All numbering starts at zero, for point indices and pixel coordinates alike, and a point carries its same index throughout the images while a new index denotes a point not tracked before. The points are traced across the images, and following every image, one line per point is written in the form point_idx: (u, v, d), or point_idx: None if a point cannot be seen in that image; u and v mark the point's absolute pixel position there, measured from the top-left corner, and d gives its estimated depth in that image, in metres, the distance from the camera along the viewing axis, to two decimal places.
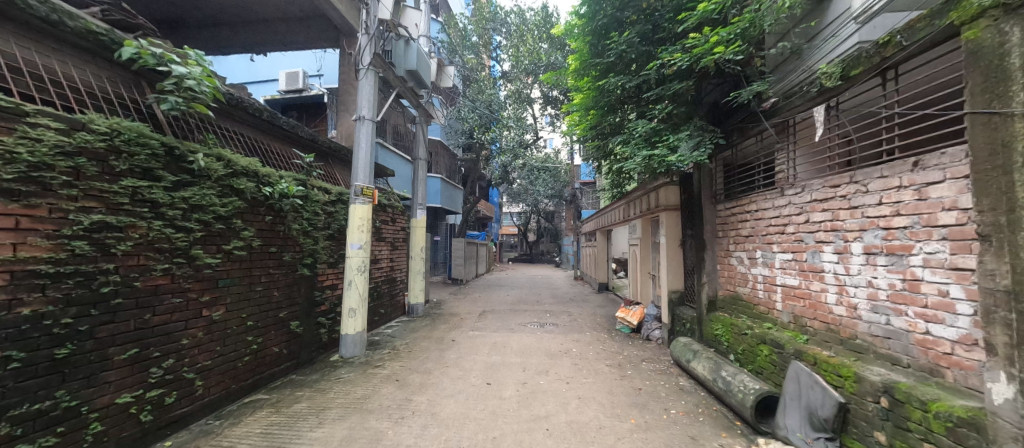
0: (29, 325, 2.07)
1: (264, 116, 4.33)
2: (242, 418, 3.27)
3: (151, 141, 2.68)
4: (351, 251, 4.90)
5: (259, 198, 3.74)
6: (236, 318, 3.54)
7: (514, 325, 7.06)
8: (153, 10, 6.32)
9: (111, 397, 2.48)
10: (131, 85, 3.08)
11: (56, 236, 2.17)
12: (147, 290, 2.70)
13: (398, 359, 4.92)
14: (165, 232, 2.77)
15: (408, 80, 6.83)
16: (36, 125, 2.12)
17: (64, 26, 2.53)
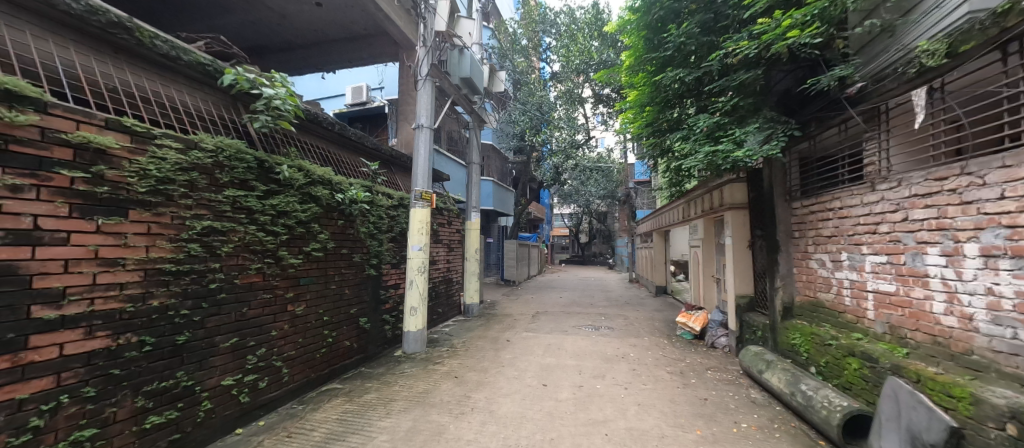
0: (157, 315, 2.44)
1: (336, 128, 4.72)
2: (320, 404, 3.59)
3: (247, 156, 3.05)
4: (412, 252, 5.17)
5: (333, 203, 4.09)
6: (315, 313, 3.90)
7: (567, 327, 7.01)
8: (242, 39, 7.15)
9: (217, 380, 2.85)
10: (230, 107, 3.52)
11: (175, 239, 2.54)
12: (244, 287, 3.06)
13: (456, 356, 5.11)
14: (258, 235, 3.14)
15: (462, 87, 7.08)
16: (162, 145, 2.49)
17: (181, 60, 2.96)
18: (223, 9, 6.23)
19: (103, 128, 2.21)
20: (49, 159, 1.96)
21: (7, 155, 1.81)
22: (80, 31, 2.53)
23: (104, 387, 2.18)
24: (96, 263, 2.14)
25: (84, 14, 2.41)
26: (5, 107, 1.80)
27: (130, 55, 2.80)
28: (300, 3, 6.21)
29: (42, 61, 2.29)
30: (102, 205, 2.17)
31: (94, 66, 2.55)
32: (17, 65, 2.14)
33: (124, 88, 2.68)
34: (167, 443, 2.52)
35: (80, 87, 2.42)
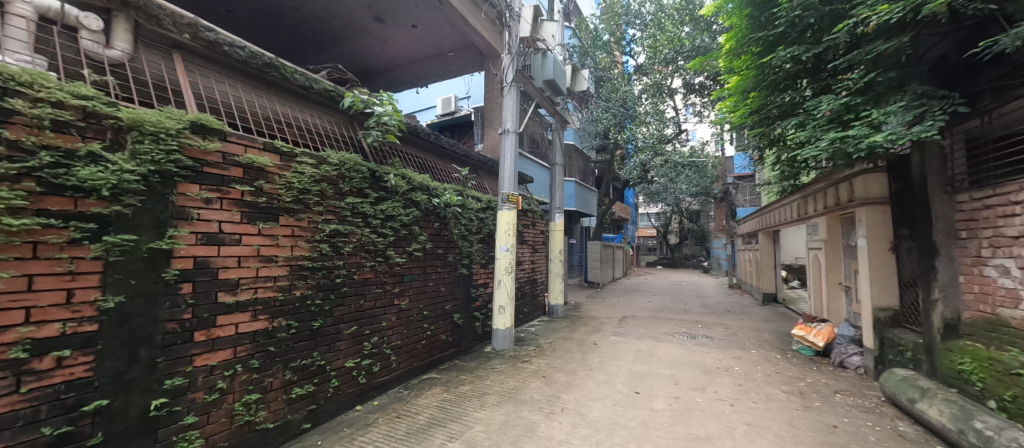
0: (299, 303, 2.91)
1: (431, 138, 5.12)
2: (421, 391, 3.93)
3: (363, 167, 3.47)
4: (500, 253, 5.34)
5: (431, 207, 4.45)
6: (417, 308, 4.28)
7: (658, 333, 6.60)
8: (352, 64, 8.13)
9: (342, 361, 3.30)
10: (349, 126, 4.03)
11: (311, 240, 3.00)
12: (361, 282, 3.49)
13: (543, 356, 5.17)
14: (371, 237, 3.55)
15: (545, 90, 7.15)
16: (301, 161, 2.95)
17: (313, 89, 3.49)
18: (338, 39, 7.17)
19: (262, 149, 2.68)
20: (227, 176, 2.45)
21: (201, 175, 2.31)
22: (243, 72, 3.11)
23: (264, 360, 2.67)
24: (258, 259, 2.63)
25: (246, 58, 2.97)
26: (200, 138, 2.29)
27: (278, 89, 3.38)
28: (399, 28, 6.88)
29: (220, 99, 2.86)
30: (261, 212, 2.65)
31: (253, 99, 3.11)
32: (206, 103, 2.71)
33: (274, 116, 3.22)
34: (307, 412, 2.99)
35: (245, 117, 2.97)
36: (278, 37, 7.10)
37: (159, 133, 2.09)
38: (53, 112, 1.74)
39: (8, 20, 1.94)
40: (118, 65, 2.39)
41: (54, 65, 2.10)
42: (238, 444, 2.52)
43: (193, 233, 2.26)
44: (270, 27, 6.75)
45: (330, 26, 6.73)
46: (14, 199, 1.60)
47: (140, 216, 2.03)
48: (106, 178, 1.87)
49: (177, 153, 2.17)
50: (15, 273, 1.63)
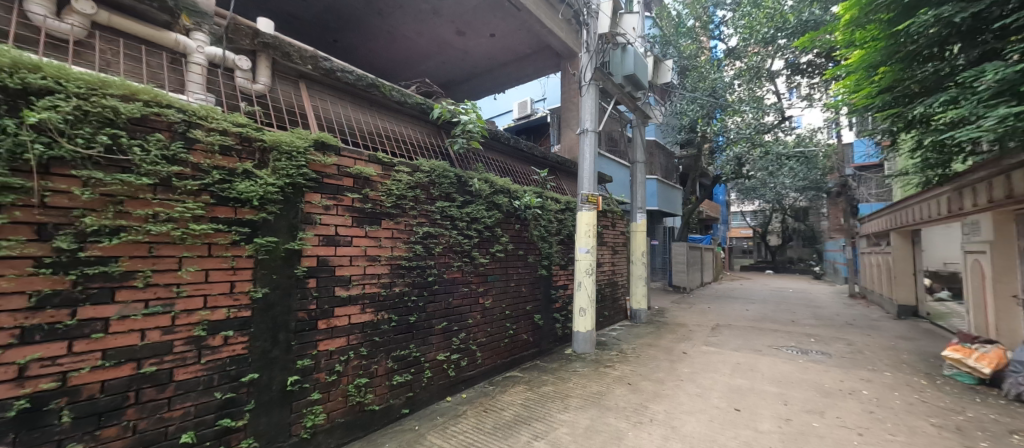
0: (398, 299, 3.20)
1: (511, 142, 5.26)
2: (505, 388, 4.04)
3: (451, 174, 3.69)
4: (580, 254, 5.25)
5: (512, 209, 4.56)
6: (500, 307, 4.41)
7: (760, 346, 5.93)
8: (435, 76, 8.66)
9: (434, 354, 3.54)
10: (438, 135, 4.31)
11: (407, 241, 3.29)
12: (449, 281, 3.72)
13: (627, 362, 4.97)
14: (458, 239, 3.76)
15: (626, 86, 6.87)
16: (399, 170, 3.24)
17: (408, 103, 3.80)
18: (423, 54, 7.70)
19: (367, 161, 3.00)
20: (341, 186, 2.80)
21: (322, 185, 2.67)
22: (352, 94, 3.52)
23: (371, 349, 2.98)
24: (365, 258, 2.95)
25: (354, 81, 3.36)
26: (320, 153, 2.65)
27: (379, 106, 3.75)
28: (478, 39, 7.19)
29: (335, 119, 3.27)
30: (367, 216, 2.97)
31: (360, 117, 3.50)
32: (324, 124, 3.13)
33: (376, 131, 3.59)
34: (405, 399, 3.27)
35: (354, 133, 3.35)
36: (373, 59, 7.88)
37: (292, 151, 2.46)
38: (220, 138, 2.16)
39: (190, 68, 2.51)
40: (262, 97, 2.87)
41: (220, 100, 2.61)
42: (351, 421, 2.85)
43: (317, 235, 2.62)
44: (366, 50, 7.52)
45: (416, 42, 7.28)
46: (194, 210, 2.02)
47: (279, 222, 2.41)
48: (256, 190, 2.27)
49: (305, 168, 2.53)
50: (196, 268, 2.06)
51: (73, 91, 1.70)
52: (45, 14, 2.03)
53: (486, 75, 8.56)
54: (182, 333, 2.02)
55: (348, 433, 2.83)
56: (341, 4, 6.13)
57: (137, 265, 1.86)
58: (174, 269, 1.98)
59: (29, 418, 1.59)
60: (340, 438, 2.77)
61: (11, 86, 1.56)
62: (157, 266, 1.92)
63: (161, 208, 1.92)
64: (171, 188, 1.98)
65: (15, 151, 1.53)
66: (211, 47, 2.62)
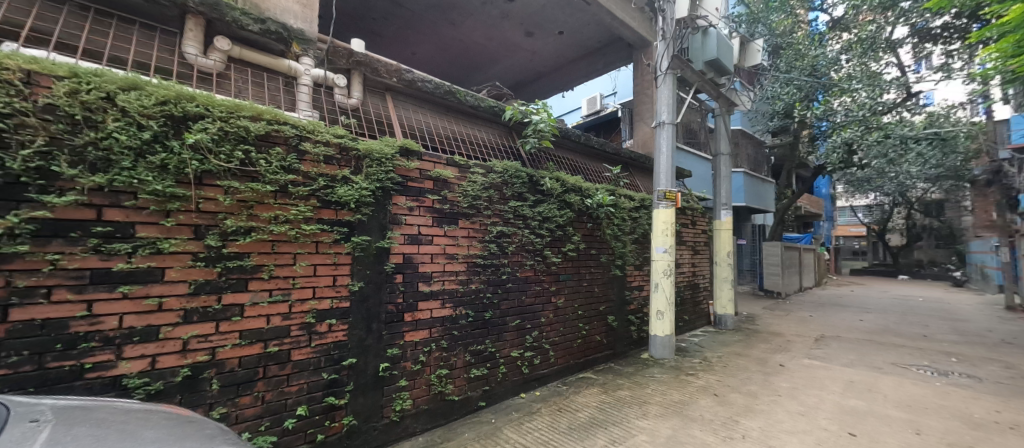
0: (474, 295, 3.33)
1: (581, 139, 5.18)
2: (579, 389, 3.99)
3: (523, 173, 3.75)
4: (657, 254, 4.97)
5: (584, 208, 4.49)
6: (572, 307, 4.37)
7: (879, 363, 5.10)
8: (504, 79, 8.85)
9: (508, 351, 3.63)
10: (509, 136, 4.41)
11: (482, 240, 3.41)
12: (522, 279, 3.77)
13: (712, 372, 4.60)
14: (530, 238, 3.80)
15: (708, 72, 6.31)
16: (474, 172, 3.37)
17: (481, 107, 3.96)
18: (492, 58, 7.92)
19: (445, 164, 3.18)
20: (423, 188, 3.00)
21: (406, 188, 2.89)
22: (431, 102, 3.75)
23: (450, 342, 3.15)
24: (444, 256, 3.12)
25: (433, 89, 3.58)
26: (404, 159, 2.87)
27: (454, 112, 3.95)
28: (547, 38, 7.20)
29: (416, 126, 3.50)
30: (446, 216, 3.14)
31: (438, 124, 3.71)
32: (407, 131, 3.36)
33: (452, 135, 3.77)
34: (481, 392, 3.40)
35: (433, 139, 3.56)
36: (446, 67, 8.30)
37: (382, 158, 2.70)
38: (324, 149, 2.44)
39: (300, 89, 2.87)
40: (355, 110, 3.18)
41: (323, 115, 2.94)
42: (435, 408, 3.04)
43: (403, 234, 2.84)
44: (440, 59, 7.94)
45: (486, 48, 7.51)
46: (306, 213, 2.32)
47: (371, 222, 2.66)
48: (353, 195, 2.53)
49: (392, 173, 2.77)
50: (307, 263, 2.36)
51: (218, 116, 2.05)
52: (196, 52, 2.49)
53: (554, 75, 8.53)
54: (297, 319, 2.33)
55: (431, 420, 3.02)
56: (418, 18, 6.56)
57: (263, 260, 2.19)
58: (290, 263, 2.30)
59: (189, 384, 1.95)
60: (424, 424, 2.97)
61: (175, 114, 1.93)
62: (277, 261, 2.24)
63: (280, 211, 2.24)
64: (287, 194, 2.29)
65: (179, 166, 1.90)
66: (316, 69, 2.96)
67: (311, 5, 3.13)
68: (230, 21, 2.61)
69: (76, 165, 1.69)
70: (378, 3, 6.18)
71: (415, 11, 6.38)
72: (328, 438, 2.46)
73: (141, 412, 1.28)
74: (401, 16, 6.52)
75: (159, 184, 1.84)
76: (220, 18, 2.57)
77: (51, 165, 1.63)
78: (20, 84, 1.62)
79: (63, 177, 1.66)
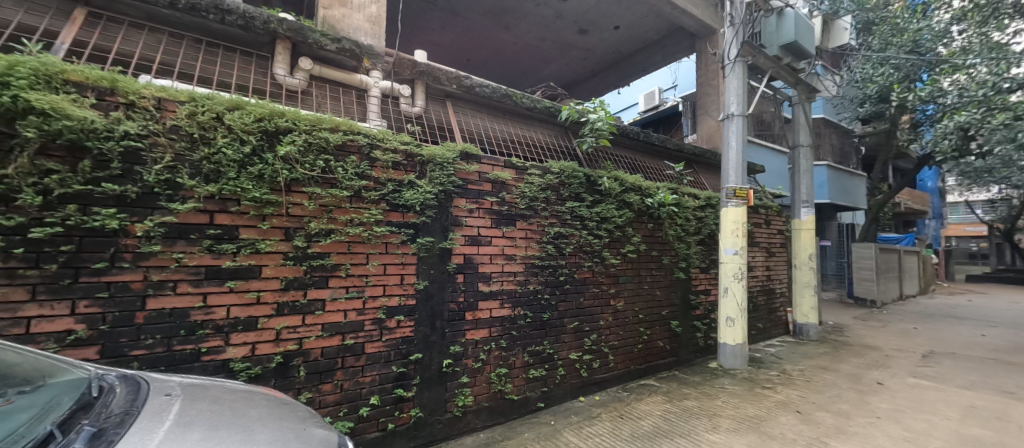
0: (532, 296, 3.35)
1: (641, 136, 4.99)
2: (641, 396, 3.84)
3: (580, 173, 3.69)
4: (725, 256, 4.61)
5: (644, 208, 4.32)
6: (632, 310, 4.22)
7: (1009, 387, 4.31)
8: (558, 78, 8.79)
9: (566, 353, 3.60)
10: (566, 136, 4.37)
11: (540, 241, 3.41)
12: (580, 281, 3.71)
13: (793, 386, 4.19)
14: (588, 239, 3.73)
15: (785, 57, 5.73)
16: (531, 173, 3.39)
17: (537, 109, 3.97)
18: (545, 58, 7.91)
19: (503, 166, 3.23)
20: (482, 191, 3.08)
21: (466, 190, 2.98)
22: (488, 106, 3.84)
23: (509, 342, 3.19)
24: (503, 257, 3.17)
25: (490, 94, 3.66)
26: (464, 162, 2.96)
27: (511, 114, 4.00)
28: (602, 35, 7.05)
29: (475, 130, 3.60)
30: (504, 218, 3.20)
31: (495, 127, 3.79)
32: (467, 136, 3.46)
33: (509, 138, 3.81)
34: (540, 393, 3.40)
35: (492, 142, 3.63)
36: (501, 71, 8.46)
37: (444, 163, 2.81)
38: (392, 155, 2.60)
39: (369, 100, 3.08)
40: (418, 117, 3.35)
41: (391, 123, 3.13)
42: (494, 406, 3.10)
43: (464, 236, 2.94)
44: (495, 63, 8.11)
45: (540, 48, 7.52)
46: (377, 215, 2.49)
47: (435, 224, 2.78)
48: (419, 198, 2.67)
49: (453, 176, 2.88)
50: (378, 262, 2.54)
51: (303, 128, 2.26)
52: (284, 73, 2.78)
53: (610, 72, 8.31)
54: (369, 314, 2.50)
55: (491, 417, 3.08)
56: (473, 25, 6.76)
57: (341, 259, 2.38)
58: (364, 262, 2.48)
59: (281, 370, 2.18)
60: (485, 421, 3.04)
61: (269, 129, 2.17)
62: (353, 260, 2.43)
63: (355, 214, 2.43)
64: (360, 198, 2.47)
65: (273, 175, 2.14)
66: (384, 81, 3.16)
67: (378, 22, 3.36)
68: (312, 42, 2.88)
69: (194, 177, 1.97)
70: (436, 14, 6.48)
71: (471, 18, 6.58)
72: (398, 428, 2.61)
73: (245, 392, 1.46)
74: (458, 24, 6.77)
75: (257, 192, 2.08)
76: (303, 41, 2.84)
77: (176, 178, 1.91)
78: (154, 110, 1.92)
79: (185, 188, 1.94)
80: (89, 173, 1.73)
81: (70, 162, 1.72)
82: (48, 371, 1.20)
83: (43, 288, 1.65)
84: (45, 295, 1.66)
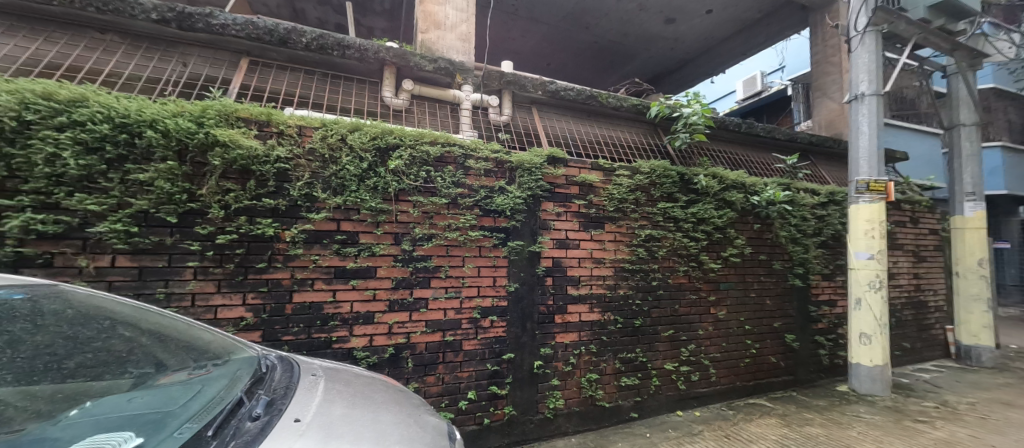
0: (622, 301, 3.23)
1: (742, 127, 4.53)
2: (750, 416, 3.45)
3: (673, 172, 3.48)
4: (857, 262, 3.92)
5: (748, 207, 3.90)
6: (737, 320, 3.82)
7: None
8: (643, 72, 8.39)
9: (661, 362, 3.40)
10: (655, 134, 4.15)
11: (630, 244, 3.29)
12: (674, 287, 3.48)
13: (960, 423, 3.38)
14: (684, 241, 3.49)
15: (935, 20, 4.68)
16: (619, 174, 3.29)
17: (623, 107, 3.86)
18: (629, 54, 7.62)
19: (590, 169, 3.19)
20: (569, 194, 3.08)
21: (553, 194, 3.01)
22: (573, 108, 3.83)
23: (600, 347, 3.13)
24: (591, 261, 3.12)
25: (575, 96, 3.66)
26: (552, 166, 2.98)
27: (596, 115, 3.94)
28: (693, 23, 6.57)
29: (561, 135, 3.61)
30: (593, 221, 3.15)
31: (581, 129, 3.77)
32: (553, 140, 3.50)
33: (595, 139, 3.76)
34: (633, 402, 3.26)
35: (578, 145, 3.61)
36: (583, 71, 8.37)
37: (532, 168, 2.88)
38: (484, 164, 2.74)
39: (462, 113, 3.29)
40: (506, 125, 3.48)
41: (481, 133, 3.30)
42: (585, 412, 3.06)
43: (552, 239, 2.96)
44: (577, 65, 8.05)
45: (623, 44, 7.27)
46: (471, 221, 2.65)
47: (524, 227, 2.86)
48: (510, 203, 2.77)
49: (541, 180, 2.92)
50: (473, 265, 2.69)
51: (408, 143, 2.50)
52: (391, 95, 3.11)
53: (703, 60, 7.69)
54: (466, 313, 2.66)
55: (583, 423, 3.04)
56: (554, 29, 6.82)
57: (441, 261, 2.59)
58: (461, 264, 2.65)
59: (393, 360, 2.43)
60: (576, 426, 3.01)
61: (381, 146, 2.44)
62: (451, 263, 2.62)
63: (452, 220, 2.62)
64: (456, 205, 2.66)
65: (384, 187, 2.41)
66: (475, 94, 3.35)
67: (468, 39, 3.58)
68: (413, 65, 3.17)
69: (326, 191, 2.30)
70: (518, 23, 6.68)
71: (551, 23, 6.65)
72: (493, 423, 2.72)
73: (369, 378, 1.67)
74: (539, 31, 6.88)
75: (373, 202, 2.37)
76: (406, 65, 3.15)
77: (313, 192, 2.26)
78: (296, 135, 2.28)
79: (318, 201, 2.28)
80: (254, 191, 2.14)
81: (242, 182, 2.14)
82: (231, 348, 1.50)
83: (225, 282, 2.09)
84: (226, 288, 2.09)
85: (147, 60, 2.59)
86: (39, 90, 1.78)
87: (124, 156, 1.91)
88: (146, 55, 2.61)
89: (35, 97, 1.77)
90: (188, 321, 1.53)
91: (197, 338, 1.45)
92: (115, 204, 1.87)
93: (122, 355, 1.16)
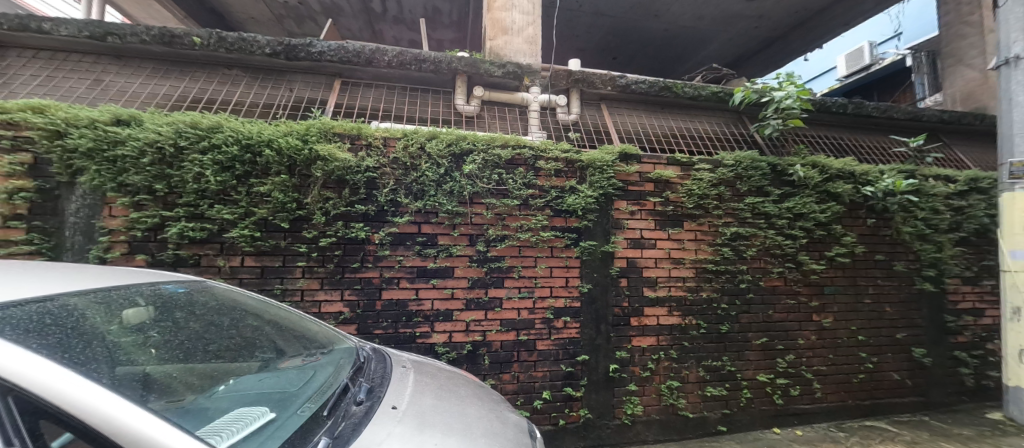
0: (706, 305, 3.01)
1: (849, 108, 3.96)
2: (866, 440, 2.99)
3: (763, 163, 3.15)
4: (1012, 262, 3.20)
5: (859, 199, 3.39)
6: (846, 328, 3.34)
7: None
8: (722, 56, 7.73)
9: (753, 373, 3.10)
10: (738, 123, 3.81)
11: (712, 243, 3.05)
12: (767, 290, 3.15)
13: None
14: (778, 240, 3.14)
15: None
16: (699, 169, 3.06)
17: (701, 97, 3.60)
18: (704, 38, 7.08)
19: (666, 164, 3.02)
20: (644, 191, 2.95)
21: (626, 192, 2.91)
22: (645, 101, 3.67)
23: (681, 353, 2.94)
24: (669, 261, 2.95)
25: (647, 89, 3.50)
26: (624, 164, 2.88)
27: (670, 107, 3.73)
28: None
29: (633, 130, 3.47)
30: (670, 219, 2.98)
31: (654, 123, 3.59)
32: (624, 136, 3.38)
33: (670, 132, 3.55)
34: (720, 414, 3.02)
35: (651, 140, 3.44)
36: (653, 62, 7.96)
37: (603, 166, 2.80)
38: (555, 164, 2.73)
39: (531, 114, 3.33)
40: (575, 124, 3.44)
41: (551, 133, 3.31)
42: (666, 421, 2.89)
43: (626, 238, 2.86)
44: (647, 56, 7.69)
45: (698, 29, 6.77)
46: (543, 221, 2.67)
47: (597, 227, 2.80)
48: (581, 202, 2.74)
49: (614, 179, 2.83)
50: (546, 265, 2.70)
51: (480, 148, 2.59)
52: (463, 102, 3.25)
53: (795, 36, 6.86)
54: (539, 314, 2.68)
55: (664, 432, 2.88)
56: (621, 21, 6.58)
57: (514, 262, 2.64)
58: (534, 264, 2.68)
59: (470, 357, 2.54)
60: (656, 434, 2.86)
61: (456, 152, 2.56)
62: (523, 263, 2.66)
63: (524, 221, 2.66)
64: (527, 206, 2.70)
65: (459, 191, 2.53)
66: (543, 95, 3.37)
67: (535, 41, 3.60)
68: (484, 72, 3.27)
69: (408, 196, 2.48)
70: (584, 19, 6.56)
71: (619, 15, 6.43)
72: (569, 425, 2.70)
73: (452, 373, 1.76)
74: (605, 24, 6.69)
75: (449, 205, 2.50)
76: (476, 72, 3.27)
77: (397, 198, 2.45)
78: (382, 146, 2.46)
79: (401, 206, 2.47)
80: (348, 198, 2.38)
81: (338, 190, 2.39)
82: (333, 339, 1.68)
83: (326, 280, 2.35)
84: (328, 285, 2.35)
85: (262, 88, 3.02)
86: (188, 120, 2.16)
87: (249, 171, 2.24)
88: (262, 84, 3.04)
89: (186, 126, 2.16)
90: (300, 314, 1.75)
91: (307, 329, 1.65)
92: (243, 213, 2.21)
93: (253, 341, 1.36)
